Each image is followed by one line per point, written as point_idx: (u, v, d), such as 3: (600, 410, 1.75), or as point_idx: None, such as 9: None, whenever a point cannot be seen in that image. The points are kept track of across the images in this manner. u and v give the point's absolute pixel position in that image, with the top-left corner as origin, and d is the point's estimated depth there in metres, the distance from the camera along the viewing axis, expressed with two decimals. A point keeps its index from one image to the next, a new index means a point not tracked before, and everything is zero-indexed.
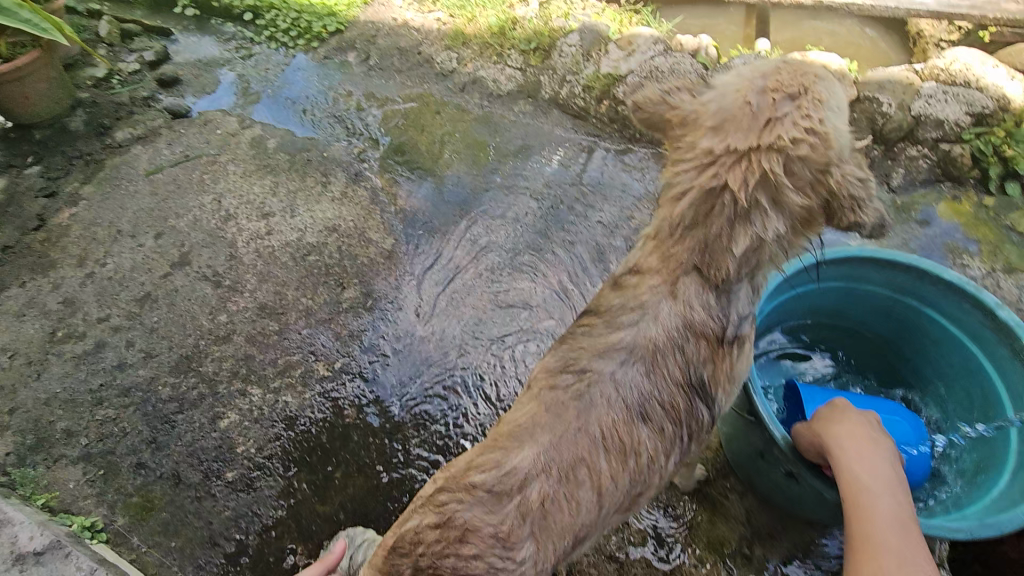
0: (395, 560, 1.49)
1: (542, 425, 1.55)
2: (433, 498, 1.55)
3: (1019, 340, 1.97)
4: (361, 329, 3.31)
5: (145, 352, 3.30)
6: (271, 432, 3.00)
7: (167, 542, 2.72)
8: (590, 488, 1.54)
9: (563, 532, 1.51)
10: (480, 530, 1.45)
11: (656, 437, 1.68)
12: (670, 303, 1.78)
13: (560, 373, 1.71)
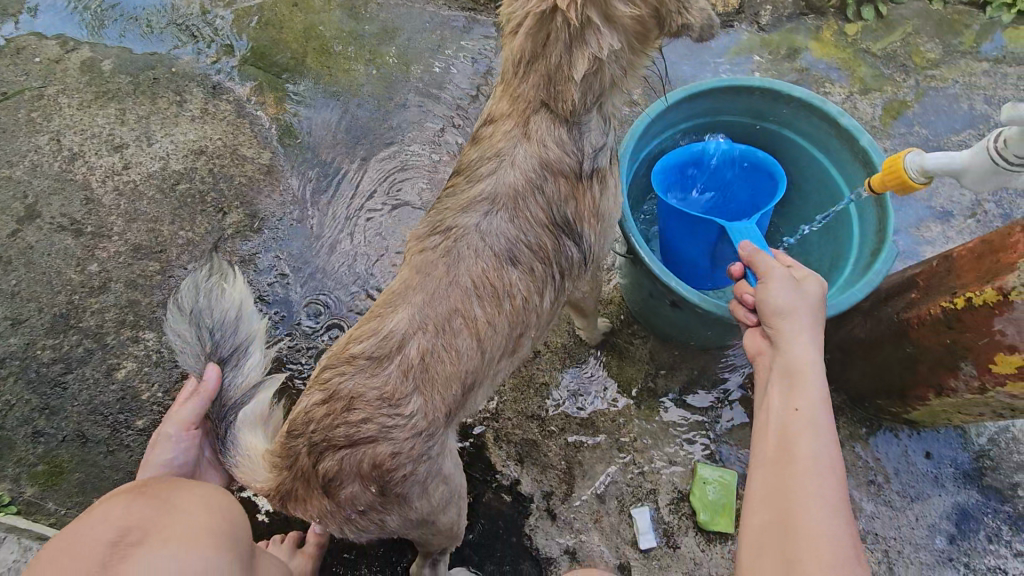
0: (292, 441, 1.55)
1: (414, 287, 1.58)
2: (320, 377, 1.59)
3: (857, 143, 2.12)
4: (254, 253, 3.10)
5: (12, 319, 2.96)
6: (176, 372, 2.85)
7: (88, 500, 2.61)
8: (468, 335, 1.58)
9: (449, 381, 1.55)
10: (364, 395, 1.49)
11: (528, 278, 1.72)
12: (524, 145, 1.79)
13: (428, 236, 1.70)
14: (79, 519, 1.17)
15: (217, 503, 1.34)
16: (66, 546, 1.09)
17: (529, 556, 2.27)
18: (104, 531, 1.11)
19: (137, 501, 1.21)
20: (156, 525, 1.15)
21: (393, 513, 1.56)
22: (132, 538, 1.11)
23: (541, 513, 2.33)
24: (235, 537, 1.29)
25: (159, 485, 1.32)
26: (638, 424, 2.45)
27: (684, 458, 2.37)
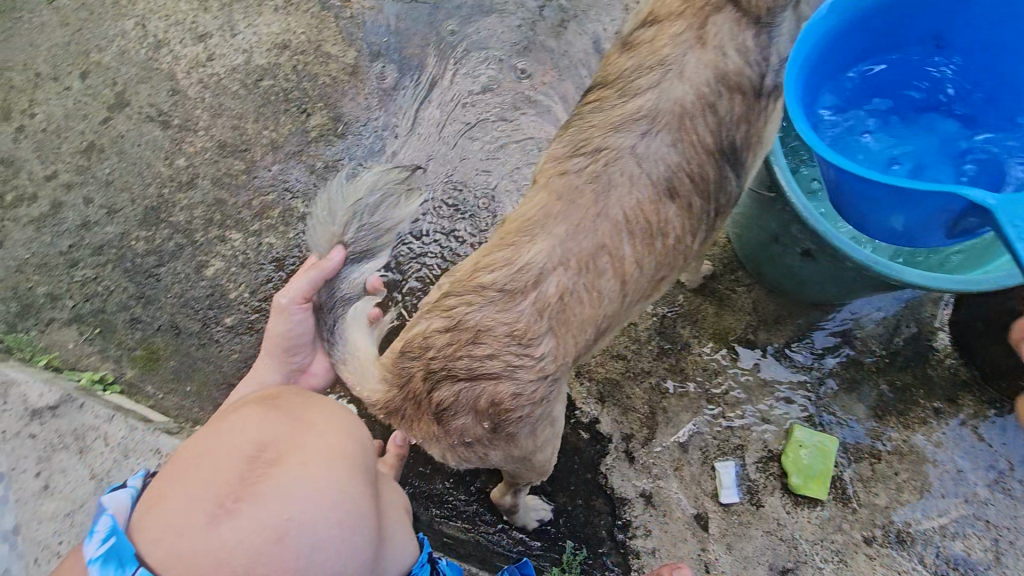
0: (406, 363, 1.58)
1: (555, 217, 1.50)
2: (440, 304, 1.58)
3: None
4: (337, 159, 2.99)
5: (108, 208, 3.02)
6: (261, 275, 2.87)
7: (182, 387, 2.75)
8: (613, 276, 1.52)
9: (585, 323, 1.52)
10: (492, 330, 1.48)
11: (684, 214, 1.62)
12: (699, 53, 1.64)
13: (571, 158, 1.61)
14: (215, 426, 1.15)
15: (347, 421, 1.27)
16: (205, 451, 1.08)
17: (603, 494, 2.25)
18: (241, 443, 1.08)
19: (271, 415, 1.17)
20: (290, 445, 1.11)
21: (500, 455, 1.57)
22: (269, 456, 1.07)
23: (619, 454, 2.27)
24: (368, 464, 1.23)
25: (294, 398, 1.28)
26: (732, 377, 2.29)
27: (779, 417, 2.22)
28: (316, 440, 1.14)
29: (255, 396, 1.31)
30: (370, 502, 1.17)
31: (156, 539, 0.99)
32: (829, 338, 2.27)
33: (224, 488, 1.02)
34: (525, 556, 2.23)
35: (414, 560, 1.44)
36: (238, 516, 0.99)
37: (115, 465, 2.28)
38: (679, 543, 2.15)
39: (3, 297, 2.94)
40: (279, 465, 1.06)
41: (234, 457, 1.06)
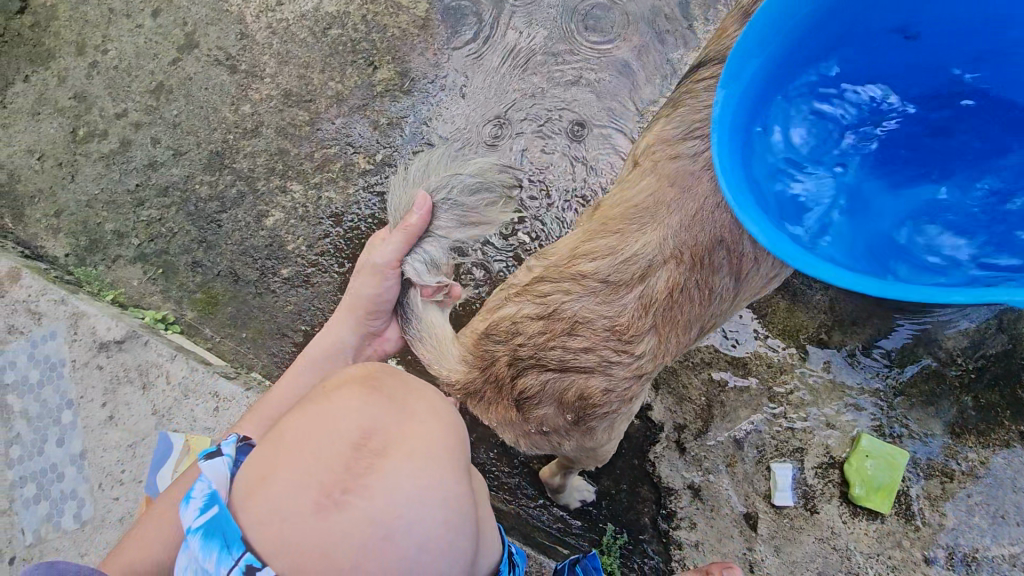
0: (495, 345, 1.82)
1: (670, 209, 1.65)
2: (534, 289, 1.80)
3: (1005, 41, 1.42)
4: (401, 116, 2.91)
5: (174, 150, 3.05)
6: (319, 229, 2.87)
7: (238, 333, 2.81)
8: (727, 273, 1.70)
9: (690, 321, 1.73)
10: (592, 323, 1.70)
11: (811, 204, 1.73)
12: None
13: (685, 141, 1.71)
14: (316, 405, 1.15)
15: (444, 407, 1.25)
16: (310, 431, 1.08)
17: (649, 482, 2.20)
18: (347, 428, 1.07)
19: (373, 397, 1.15)
20: (395, 433, 1.09)
21: (569, 440, 1.84)
22: (374, 446, 1.05)
23: (669, 443, 2.21)
24: (467, 454, 1.21)
25: (392, 376, 1.25)
26: (797, 377, 2.19)
27: (845, 424, 2.13)
28: (420, 430, 1.13)
29: (354, 368, 1.29)
30: (472, 497, 1.16)
31: (263, 522, 1.00)
32: (903, 342, 2.13)
33: (332, 478, 1.02)
34: (564, 534, 2.21)
35: (500, 556, 1.42)
36: (346, 509, 0.99)
37: (175, 404, 2.37)
38: (725, 540, 2.10)
39: (73, 231, 3.03)
40: (385, 456, 1.05)
41: (340, 444, 1.05)
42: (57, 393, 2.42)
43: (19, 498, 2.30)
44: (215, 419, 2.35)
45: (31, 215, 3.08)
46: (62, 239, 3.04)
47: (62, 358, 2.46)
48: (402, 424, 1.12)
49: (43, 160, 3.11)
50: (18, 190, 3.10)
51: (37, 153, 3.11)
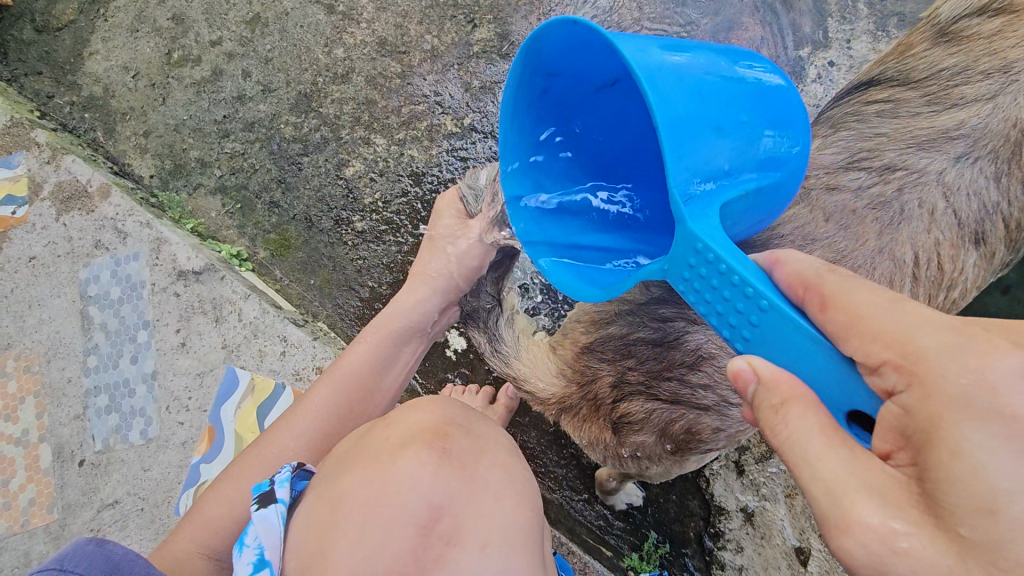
0: (596, 358, 1.94)
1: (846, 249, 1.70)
2: (650, 310, 1.82)
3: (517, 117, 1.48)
4: (496, 81, 2.81)
5: (263, 86, 3.04)
6: (397, 187, 2.84)
7: (307, 279, 2.84)
8: None
9: None
10: (715, 359, 1.76)
11: (984, 259, 1.84)
12: None
13: (847, 171, 1.78)
14: (378, 467, 1.14)
15: (512, 465, 1.28)
16: (378, 506, 1.08)
17: (699, 497, 2.15)
18: (415, 508, 1.08)
19: (444, 467, 1.13)
20: (466, 515, 1.11)
21: (659, 465, 1.96)
22: (443, 533, 1.08)
23: (727, 463, 2.14)
24: (539, 521, 1.25)
25: (462, 432, 1.23)
26: None
27: None
28: (492, 509, 1.14)
29: (422, 411, 1.26)
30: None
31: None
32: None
33: (396, 574, 1.03)
34: (605, 533, 2.19)
35: None
36: None
37: (245, 342, 2.44)
38: (770, 571, 2.04)
39: (160, 153, 3.09)
40: (456, 546, 1.08)
41: (409, 528, 1.07)
42: (135, 313, 2.51)
43: (93, 405, 2.42)
44: (280, 363, 2.42)
45: (122, 132, 3.13)
46: (149, 160, 3.10)
47: (142, 280, 2.54)
48: (473, 503, 1.13)
49: (137, 79, 3.16)
50: (111, 106, 3.15)
51: (132, 71, 3.15)
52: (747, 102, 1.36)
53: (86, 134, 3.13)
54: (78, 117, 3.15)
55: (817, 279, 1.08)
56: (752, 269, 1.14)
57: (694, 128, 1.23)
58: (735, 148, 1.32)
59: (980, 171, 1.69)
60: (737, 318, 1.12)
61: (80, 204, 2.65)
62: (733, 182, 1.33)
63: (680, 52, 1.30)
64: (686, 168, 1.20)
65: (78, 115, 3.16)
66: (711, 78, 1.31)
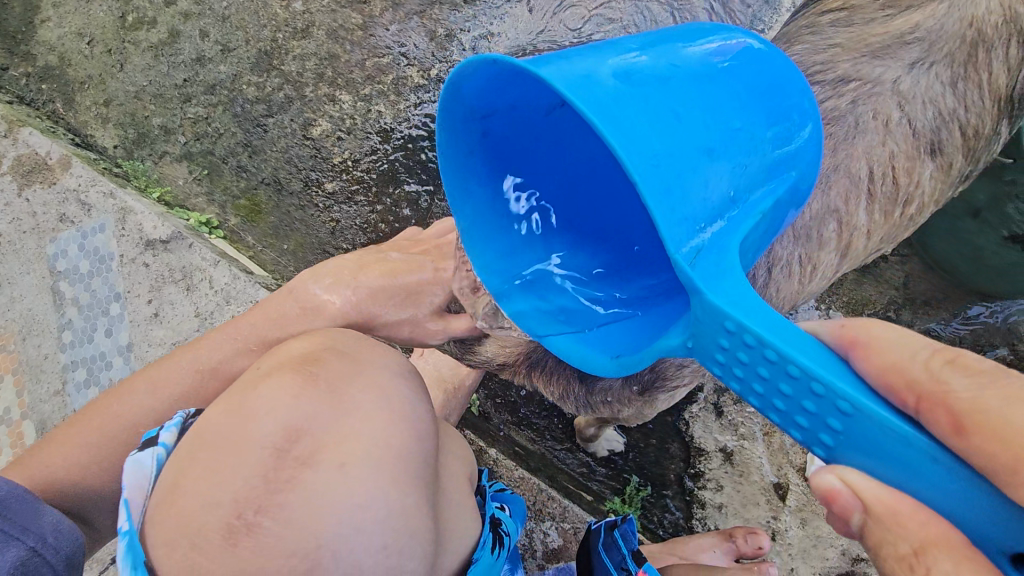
0: None
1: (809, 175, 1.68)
2: None
3: (463, 163, 1.34)
4: (461, 28, 2.71)
5: (222, 46, 2.92)
6: (366, 145, 2.76)
7: (280, 245, 2.79)
8: (836, 249, 1.79)
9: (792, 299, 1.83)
10: None
11: (939, 173, 1.79)
12: None
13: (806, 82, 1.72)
14: (245, 397, 1.10)
15: (398, 391, 1.18)
16: (233, 435, 1.06)
17: (679, 440, 2.17)
18: (268, 434, 1.05)
19: (306, 391, 1.10)
20: (327, 437, 1.06)
21: (629, 408, 1.95)
22: (297, 456, 1.04)
23: (706, 406, 2.15)
24: (426, 447, 1.17)
25: (339, 356, 1.19)
26: None
27: None
28: (360, 429, 1.09)
29: (301, 342, 1.24)
30: (423, 502, 1.12)
31: (174, 542, 1.01)
32: (959, 332, 2.14)
33: (244, 498, 1.00)
34: (586, 478, 2.20)
35: (481, 531, 1.41)
36: (257, 532, 0.99)
37: (218, 309, 2.41)
38: (750, 506, 2.08)
39: (122, 122, 2.98)
40: (312, 468, 1.04)
41: (261, 454, 1.03)
42: (106, 286, 2.47)
43: (72, 380, 2.42)
44: None
45: (81, 103, 3.01)
46: (110, 130, 2.99)
47: (111, 252, 2.49)
48: (337, 423, 1.08)
49: (92, 45, 3.02)
50: (68, 75, 3.02)
51: (86, 38, 3.02)
52: (730, 106, 1.21)
53: (44, 106, 3.01)
54: (34, 88, 3.03)
55: (940, 385, 0.85)
56: (824, 358, 0.91)
57: (681, 163, 1.07)
58: (732, 166, 1.18)
59: (936, 78, 1.63)
60: (806, 417, 0.90)
61: (41, 177, 2.58)
62: (737, 206, 1.20)
63: (640, 64, 1.13)
64: (684, 216, 1.06)
65: (35, 86, 3.03)
66: (685, 89, 1.15)
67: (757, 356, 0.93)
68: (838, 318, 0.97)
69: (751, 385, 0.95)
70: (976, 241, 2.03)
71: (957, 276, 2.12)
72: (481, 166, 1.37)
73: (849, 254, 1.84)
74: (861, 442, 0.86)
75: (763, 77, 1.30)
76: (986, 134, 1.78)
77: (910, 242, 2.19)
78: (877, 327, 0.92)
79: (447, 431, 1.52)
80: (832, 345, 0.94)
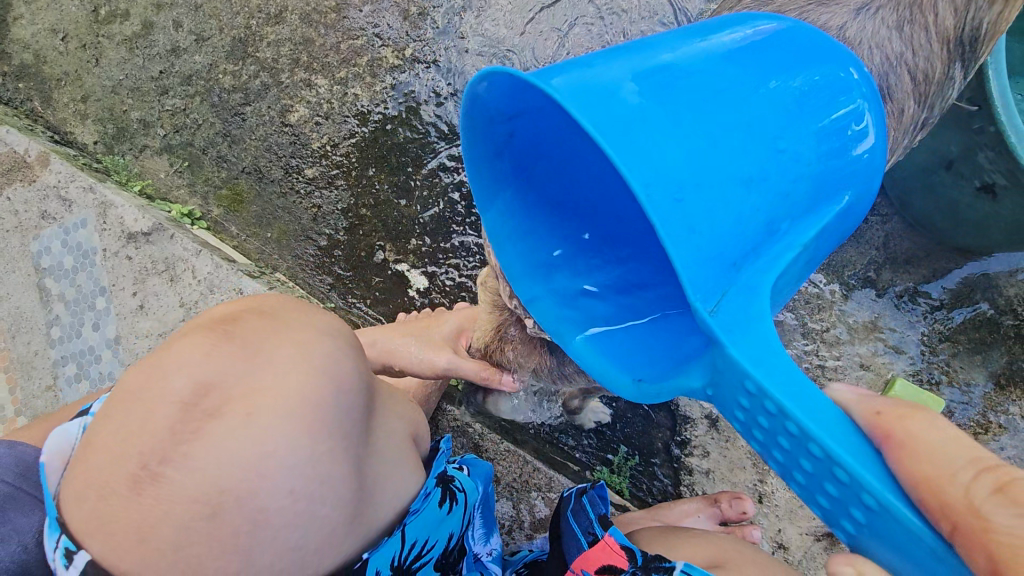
0: None
1: None
2: None
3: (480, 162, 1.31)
4: (433, 5, 2.68)
5: (196, 35, 2.89)
6: (344, 128, 2.74)
7: (264, 233, 2.79)
8: None
9: None
10: None
11: (896, 117, 1.67)
12: None
13: None
14: (159, 353, 1.08)
15: (315, 346, 1.14)
16: (142, 392, 1.03)
17: (666, 409, 2.18)
18: (177, 389, 1.02)
19: (219, 349, 1.07)
20: (238, 391, 1.04)
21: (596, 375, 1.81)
22: (204, 408, 1.01)
23: None
24: (347, 397, 1.14)
25: (257, 315, 1.18)
26: (835, 313, 2.18)
27: (880, 366, 2.12)
28: (274, 383, 1.06)
29: (222, 306, 1.24)
30: (344, 450, 1.11)
31: (80, 497, 1.00)
32: (942, 291, 2.13)
33: (148, 450, 0.97)
34: (576, 451, 2.22)
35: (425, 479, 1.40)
36: (160, 482, 0.96)
37: (202, 298, 2.42)
38: (736, 470, 2.10)
39: (100, 117, 2.95)
40: (218, 419, 1.01)
41: (169, 408, 1.00)
42: (90, 280, 2.48)
43: (62, 375, 2.43)
44: None
45: (59, 100, 2.99)
46: (89, 126, 2.96)
47: (93, 247, 2.50)
48: (249, 379, 1.06)
49: (67, 41, 2.99)
50: (44, 73, 2.99)
51: (60, 34, 2.99)
52: (779, 127, 1.11)
53: (23, 105, 2.99)
54: (12, 88, 3.01)
55: (980, 518, 0.83)
56: (855, 444, 0.90)
57: (712, 196, 1.02)
58: (774, 196, 1.09)
59: (881, 23, 1.68)
60: (829, 500, 0.93)
61: (21, 175, 2.58)
62: (781, 236, 1.12)
63: (670, 83, 1.07)
64: (710, 254, 1.01)
65: (12, 86, 3.02)
66: (721, 109, 1.07)
67: (778, 424, 0.93)
68: (886, 399, 0.95)
69: (775, 441, 0.96)
70: (952, 196, 1.96)
71: (939, 233, 2.09)
72: (504, 165, 1.33)
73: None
74: (865, 522, 0.90)
75: (824, 93, 1.19)
76: (937, 79, 1.71)
77: (891, 201, 2.17)
78: (915, 425, 0.90)
79: (389, 390, 1.46)
80: (868, 433, 0.92)
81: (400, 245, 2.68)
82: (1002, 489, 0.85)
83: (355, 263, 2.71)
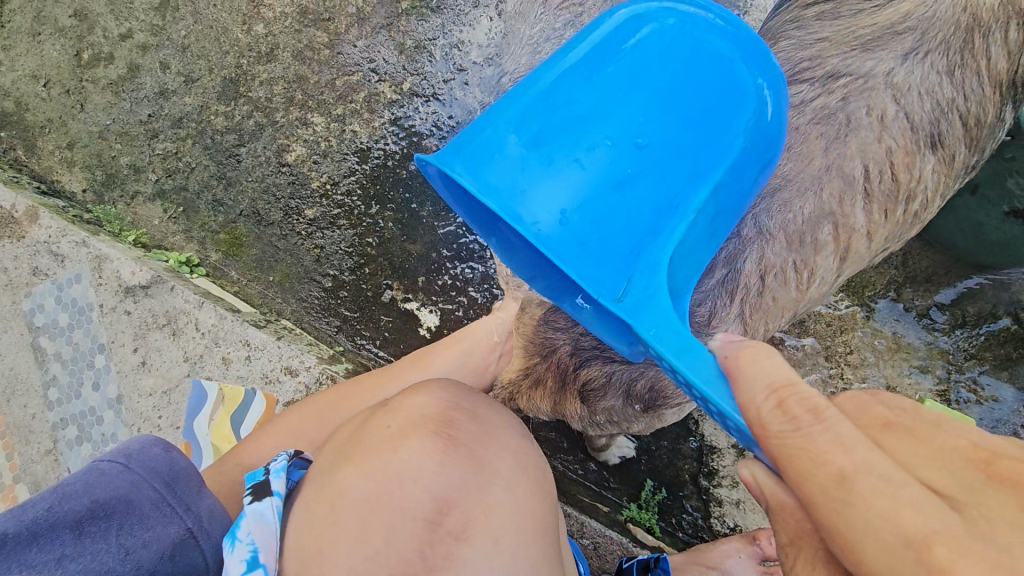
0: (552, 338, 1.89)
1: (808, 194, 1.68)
2: None
3: None
4: (429, 38, 2.65)
5: (185, 77, 2.82)
6: (344, 166, 2.69)
7: (265, 276, 2.72)
8: (829, 254, 1.78)
9: (789, 306, 1.82)
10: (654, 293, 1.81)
11: (942, 165, 1.82)
12: None
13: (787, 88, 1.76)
14: (381, 455, 1.13)
15: (524, 453, 1.27)
16: (385, 510, 1.08)
17: (692, 440, 2.14)
18: (421, 506, 1.09)
19: (452, 458, 1.13)
20: (475, 511, 1.11)
21: (638, 423, 1.92)
22: (449, 526, 1.09)
23: None
24: (553, 514, 1.25)
25: (468, 416, 1.23)
26: (857, 336, 2.19)
27: (908, 386, 2.15)
28: (502, 502, 1.14)
29: (426, 397, 1.24)
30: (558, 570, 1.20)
31: None
32: (957, 303, 2.14)
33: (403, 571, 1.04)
34: (602, 489, 2.17)
35: None
36: None
37: (206, 351, 2.35)
38: None
39: (88, 164, 2.86)
40: (466, 542, 1.09)
41: (414, 525, 1.08)
42: (88, 338, 2.39)
43: (63, 439, 2.34)
44: (246, 368, 2.34)
45: (44, 147, 2.89)
46: (76, 173, 2.87)
47: (90, 303, 2.41)
48: (483, 498, 1.13)
49: (49, 86, 2.89)
50: (27, 120, 2.90)
51: (42, 79, 2.88)
52: (643, 119, 1.33)
53: (6, 154, 2.89)
54: None
55: (761, 429, 0.89)
56: (707, 367, 1.09)
57: (597, 209, 1.28)
58: (656, 179, 1.33)
59: (932, 67, 1.69)
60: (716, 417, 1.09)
61: (9, 232, 2.48)
62: (679, 209, 1.35)
63: (547, 122, 1.29)
64: (612, 254, 1.28)
65: None
66: (590, 126, 1.31)
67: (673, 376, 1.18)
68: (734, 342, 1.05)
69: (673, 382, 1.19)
70: (975, 218, 1.99)
71: (958, 251, 2.09)
72: None
73: (849, 256, 1.83)
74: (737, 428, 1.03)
75: (674, 74, 1.36)
76: (984, 122, 1.83)
77: None
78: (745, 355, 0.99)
79: None
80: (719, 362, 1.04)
81: (408, 282, 2.63)
82: (782, 404, 0.88)
83: (363, 301, 2.65)
